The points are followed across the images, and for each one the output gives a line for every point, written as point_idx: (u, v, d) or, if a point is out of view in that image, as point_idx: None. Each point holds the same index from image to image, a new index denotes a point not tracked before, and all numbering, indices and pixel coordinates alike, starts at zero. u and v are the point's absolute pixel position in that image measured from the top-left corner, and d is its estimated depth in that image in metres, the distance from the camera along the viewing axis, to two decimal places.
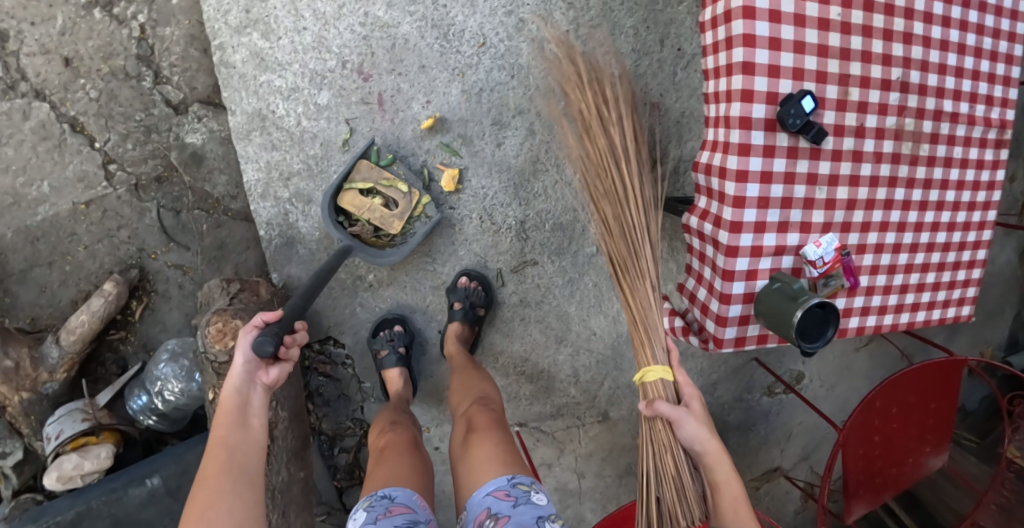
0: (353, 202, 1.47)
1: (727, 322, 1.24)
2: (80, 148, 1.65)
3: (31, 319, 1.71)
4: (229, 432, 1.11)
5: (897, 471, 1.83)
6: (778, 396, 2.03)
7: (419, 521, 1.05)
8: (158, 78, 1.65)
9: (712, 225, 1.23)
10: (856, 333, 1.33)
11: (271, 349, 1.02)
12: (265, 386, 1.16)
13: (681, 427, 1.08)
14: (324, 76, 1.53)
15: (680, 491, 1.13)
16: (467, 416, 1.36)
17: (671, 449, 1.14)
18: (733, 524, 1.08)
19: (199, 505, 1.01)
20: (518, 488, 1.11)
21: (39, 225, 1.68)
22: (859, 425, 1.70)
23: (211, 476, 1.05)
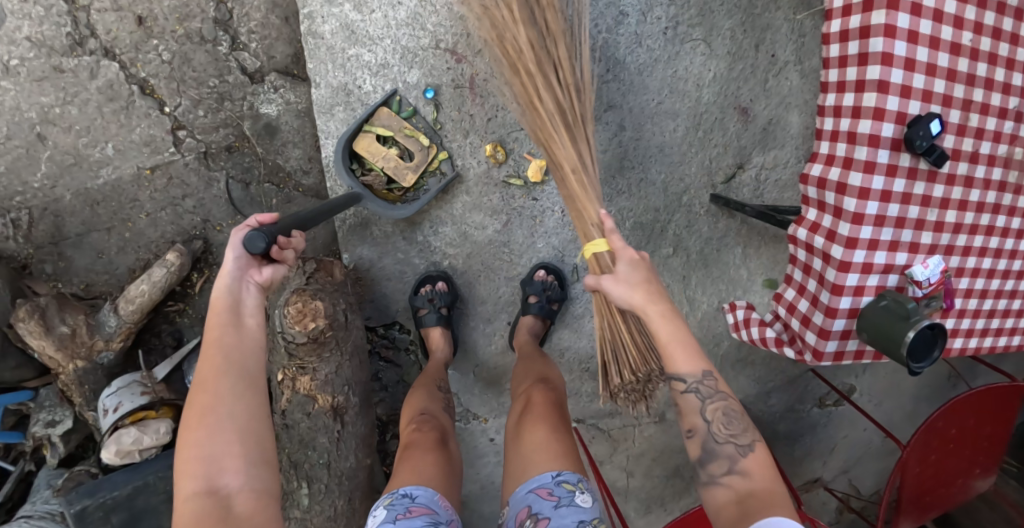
0: (367, 149, 1.45)
1: (830, 334, 1.23)
2: (149, 112, 1.59)
3: (84, 285, 1.66)
4: (223, 332, 0.97)
5: (945, 491, 1.84)
6: (829, 407, 2.03)
7: (442, 523, 1.00)
8: (234, 44, 1.58)
9: (823, 237, 1.22)
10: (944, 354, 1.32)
11: (263, 246, 0.93)
12: (259, 286, 1.02)
13: (606, 291, 1.09)
14: (416, 54, 1.48)
15: (619, 341, 1.22)
16: (529, 394, 1.32)
17: (612, 316, 1.23)
18: (674, 365, 1.02)
19: (196, 409, 0.91)
20: (562, 487, 1.07)
21: (100, 188, 1.62)
22: (919, 446, 1.70)
23: (206, 386, 0.92)
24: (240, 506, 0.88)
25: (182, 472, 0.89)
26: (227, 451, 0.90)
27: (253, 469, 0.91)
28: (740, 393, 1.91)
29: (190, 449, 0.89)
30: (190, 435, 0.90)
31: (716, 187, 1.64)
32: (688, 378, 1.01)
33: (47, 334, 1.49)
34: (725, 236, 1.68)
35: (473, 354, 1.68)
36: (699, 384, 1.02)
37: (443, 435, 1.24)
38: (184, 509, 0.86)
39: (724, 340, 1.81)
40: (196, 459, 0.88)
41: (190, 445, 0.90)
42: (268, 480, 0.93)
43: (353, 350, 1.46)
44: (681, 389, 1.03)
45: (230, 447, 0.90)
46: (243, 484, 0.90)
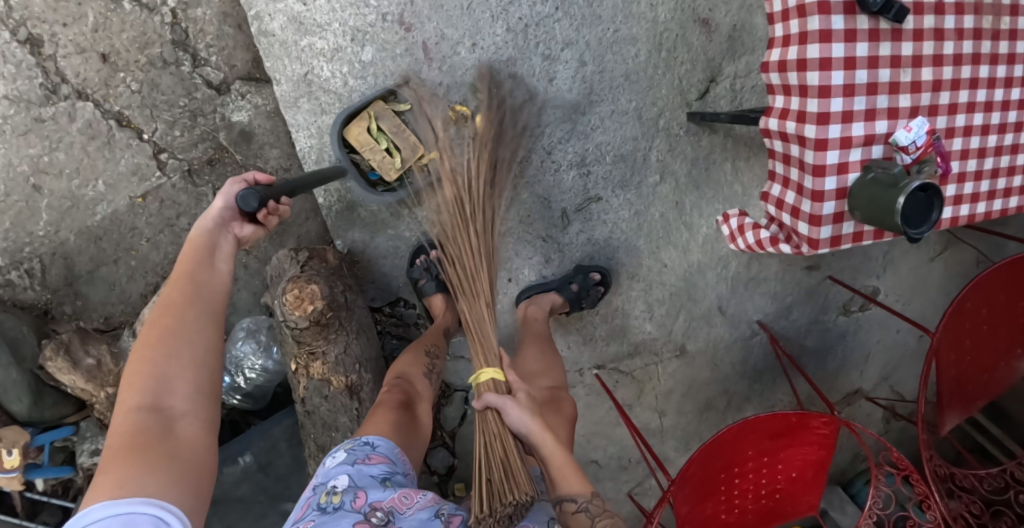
0: (359, 138, 1.50)
1: (821, 221, 1.17)
2: (129, 142, 1.64)
3: (104, 318, 1.73)
4: (196, 269, 1.14)
5: (987, 378, 1.78)
6: (854, 314, 1.98)
7: (396, 472, 1.17)
8: (196, 60, 1.62)
9: (797, 121, 1.15)
10: (950, 225, 1.27)
11: (253, 205, 1.11)
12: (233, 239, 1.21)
13: (508, 413, 1.13)
14: (366, 32, 1.50)
15: (506, 468, 1.14)
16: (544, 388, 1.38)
17: (499, 436, 1.18)
18: (565, 485, 1.08)
19: (159, 331, 1.04)
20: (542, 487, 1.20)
21: (100, 224, 1.67)
22: (948, 331, 1.64)
23: (169, 313, 1.06)
24: (178, 429, 0.99)
25: (132, 387, 1.00)
26: (180, 376, 1.03)
27: (199, 395, 1.04)
28: (759, 313, 1.88)
29: (143, 366, 1.01)
30: (145, 354, 1.02)
31: (691, 106, 1.62)
32: (580, 498, 1.07)
33: (75, 368, 1.57)
34: (711, 154, 1.66)
35: None
36: (589, 505, 1.07)
37: (412, 400, 1.39)
38: (126, 420, 0.97)
39: (731, 260, 1.77)
40: (148, 376, 1.00)
41: (145, 362, 1.01)
42: (210, 410, 1.05)
43: (358, 329, 1.51)
44: (573, 509, 1.06)
45: (183, 372, 1.03)
46: (186, 408, 1.02)
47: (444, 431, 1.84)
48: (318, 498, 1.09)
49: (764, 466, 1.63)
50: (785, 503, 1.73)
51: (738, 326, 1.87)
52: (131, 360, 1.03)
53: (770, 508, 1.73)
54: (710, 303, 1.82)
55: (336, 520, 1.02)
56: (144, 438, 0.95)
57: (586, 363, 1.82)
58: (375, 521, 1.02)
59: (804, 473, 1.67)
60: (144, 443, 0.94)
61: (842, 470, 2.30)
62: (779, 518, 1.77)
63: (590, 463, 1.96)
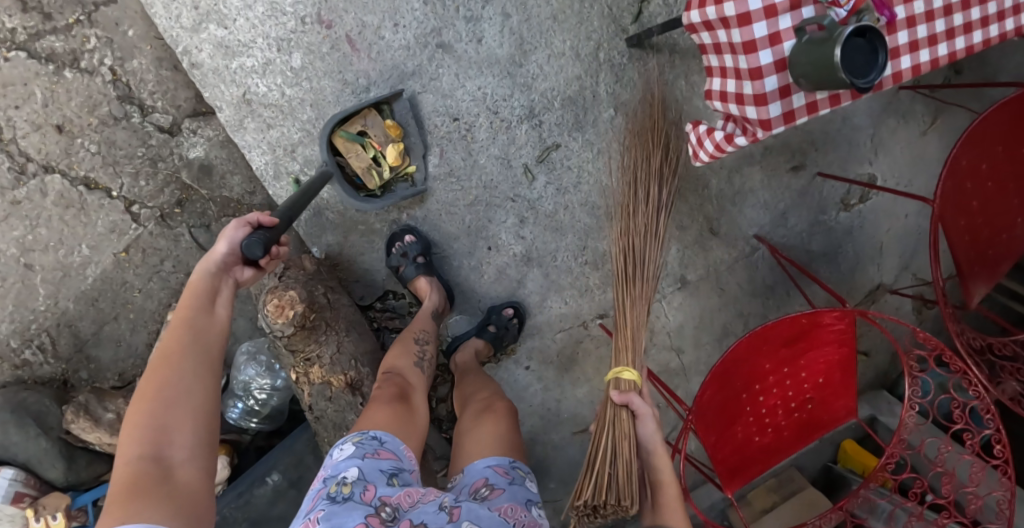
0: (343, 142, 1.48)
1: (766, 99, 1.08)
2: (102, 202, 1.68)
3: (118, 375, 1.78)
4: (195, 315, 1.13)
5: (1007, 238, 1.67)
6: (855, 208, 1.89)
7: (401, 469, 1.18)
8: (144, 110, 1.67)
9: (715, 4, 1.07)
10: (922, 73, 1.13)
11: (259, 253, 1.07)
12: (235, 283, 1.23)
13: (643, 423, 1.23)
14: (290, 40, 1.52)
15: (624, 469, 1.20)
16: (489, 400, 1.47)
17: (628, 439, 1.23)
18: (669, 517, 1.14)
19: (158, 380, 1.04)
20: (515, 472, 1.24)
21: (93, 286, 1.73)
22: (951, 194, 1.52)
23: (170, 359, 1.07)
24: (179, 476, 0.98)
25: (130, 438, 0.99)
26: (179, 424, 1.02)
27: (200, 443, 1.03)
28: (755, 226, 1.81)
29: (141, 417, 1.01)
30: (144, 405, 1.02)
31: (627, 32, 1.58)
32: None
33: (97, 425, 1.62)
34: (661, 74, 1.61)
35: (470, 293, 1.72)
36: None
37: (404, 391, 1.38)
38: (125, 471, 0.96)
39: (710, 178, 1.73)
40: (147, 426, 1.00)
41: (143, 413, 1.01)
42: (210, 457, 1.04)
43: (348, 326, 1.53)
44: None
45: (183, 420, 1.03)
46: (186, 456, 1.01)
47: None
48: (327, 490, 1.09)
49: (787, 378, 1.57)
50: (821, 412, 1.67)
51: (735, 244, 1.82)
52: (130, 412, 1.03)
53: (808, 420, 1.66)
54: (699, 227, 1.77)
55: (348, 511, 1.03)
56: (143, 486, 0.94)
57: (588, 315, 1.79)
58: (385, 516, 1.04)
59: (832, 375, 1.61)
60: (144, 493, 0.92)
61: (886, 372, 2.21)
62: (820, 429, 1.70)
63: None
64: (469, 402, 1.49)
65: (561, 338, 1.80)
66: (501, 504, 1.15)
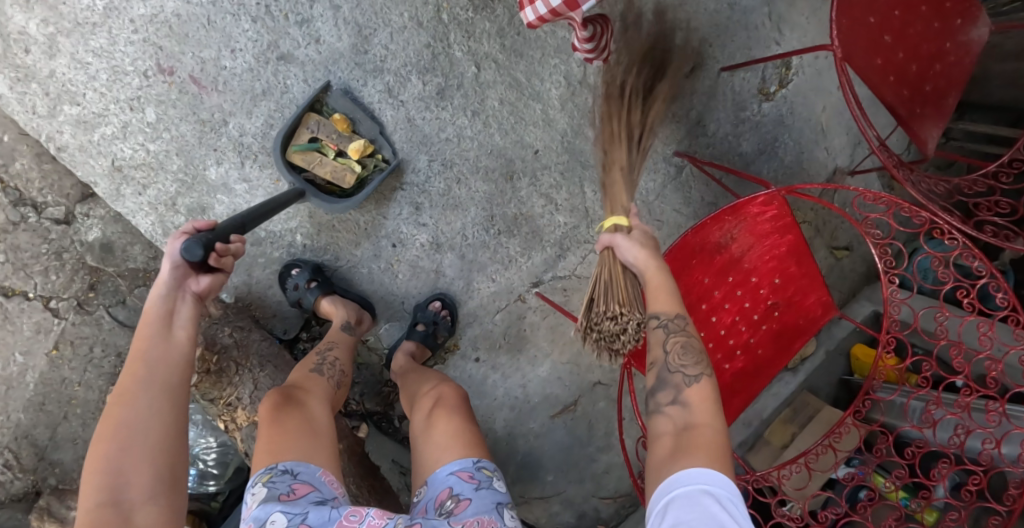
0: (300, 156, 1.44)
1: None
2: (22, 306, 1.69)
3: (84, 471, 1.76)
4: (153, 344, 1.07)
5: (943, 68, 1.50)
6: (778, 94, 1.75)
7: (328, 499, 1.01)
8: (38, 208, 1.67)
9: None
10: None
11: (201, 251, 1.02)
12: (196, 297, 1.13)
13: (616, 244, 1.10)
14: (140, 97, 1.52)
15: (608, 283, 1.14)
16: (437, 392, 1.32)
17: (614, 270, 1.14)
18: (653, 303, 1.03)
19: (111, 422, 0.97)
20: (482, 474, 1.09)
21: (37, 391, 1.72)
22: (852, 37, 1.36)
23: (127, 392, 1.01)
24: (141, 519, 0.92)
25: (88, 488, 0.93)
26: (138, 463, 0.96)
27: (163, 485, 0.96)
28: (672, 144, 1.69)
29: (98, 464, 0.94)
30: (102, 448, 0.95)
31: None
32: (665, 316, 1.03)
33: (64, 525, 1.60)
34: (514, 17, 1.52)
35: (391, 297, 1.64)
36: (671, 322, 1.02)
37: (307, 402, 1.20)
38: (83, 519, 0.90)
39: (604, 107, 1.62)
40: (104, 469, 0.93)
41: (101, 456, 0.95)
42: (175, 497, 0.97)
43: (262, 360, 1.46)
44: (654, 325, 1.03)
45: (142, 461, 0.96)
46: (149, 494, 0.95)
47: None
48: None
49: (735, 289, 1.41)
50: (793, 315, 1.47)
51: (656, 169, 1.70)
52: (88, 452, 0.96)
53: (781, 329, 1.46)
54: None
55: None
56: None
57: (522, 286, 1.67)
58: None
59: (787, 271, 1.43)
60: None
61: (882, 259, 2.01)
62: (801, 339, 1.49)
63: (595, 386, 1.78)
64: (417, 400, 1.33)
65: (502, 319, 1.69)
66: (464, 517, 0.99)
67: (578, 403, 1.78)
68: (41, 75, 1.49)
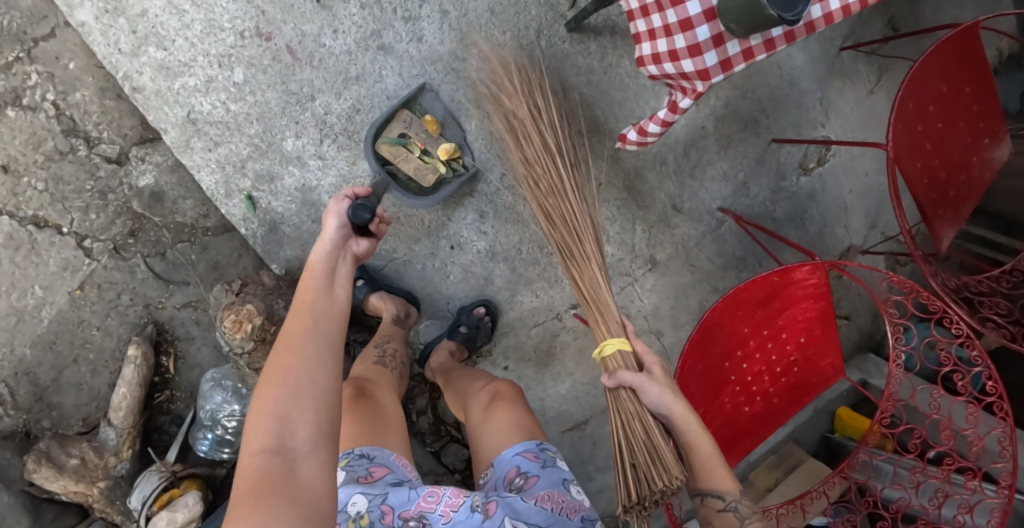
0: (389, 148, 1.48)
1: (692, 23, 1.08)
2: (53, 240, 1.63)
3: (83, 419, 1.69)
4: (319, 291, 0.99)
5: (966, 177, 1.70)
6: (814, 171, 1.91)
7: (405, 481, 1.06)
8: (90, 141, 1.62)
9: None
10: (839, 16, 1.11)
11: (367, 215, 1.11)
12: (356, 258, 1.11)
13: (645, 392, 1.09)
14: (231, 55, 1.51)
15: (649, 448, 1.11)
16: (492, 387, 1.38)
17: (637, 415, 1.14)
18: (710, 483, 1.06)
19: (279, 365, 0.87)
20: (546, 454, 1.16)
21: (50, 329, 1.66)
22: (903, 140, 1.53)
23: (292, 335, 0.91)
24: (305, 473, 0.79)
25: (257, 426, 0.82)
26: (303, 414, 0.84)
27: (324, 443, 0.84)
28: (718, 199, 1.82)
29: (266, 406, 0.83)
30: (266, 395, 0.84)
31: (566, 16, 1.59)
32: (727, 495, 1.06)
33: (62, 472, 1.54)
34: (605, 57, 1.63)
35: (438, 296, 1.69)
36: (736, 503, 1.06)
37: (378, 392, 1.24)
38: (253, 464, 0.79)
39: (665, 154, 1.74)
40: (274, 415, 0.82)
41: (269, 401, 0.83)
42: (334, 461, 0.84)
43: None
44: (718, 505, 1.06)
45: (305, 411, 0.84)
46: (311, 451, 0.82)
47: (448, 424, 1.81)
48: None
49: (768, 341, 1.53)
50: (807, 373, 1.62)
51: (700, 219, 1.82)
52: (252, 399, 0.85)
53: (796, 383, 1.62)
54: (662, 205, 1.77)
55: None
56: (270, 485, 0.76)
57: (561, 306, 1.75)
58: None
59: (813, 334, 1.57)
60: (268, 490, 0.75)
61: (871, 334, 2.20)
62: (810, 392, 1.66)
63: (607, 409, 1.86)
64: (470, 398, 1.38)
65: (536, 334, 1.76)
66: (535, 492, 1.07)
67: (589, 423, 1.86)
68: (133, 13, 1.47)
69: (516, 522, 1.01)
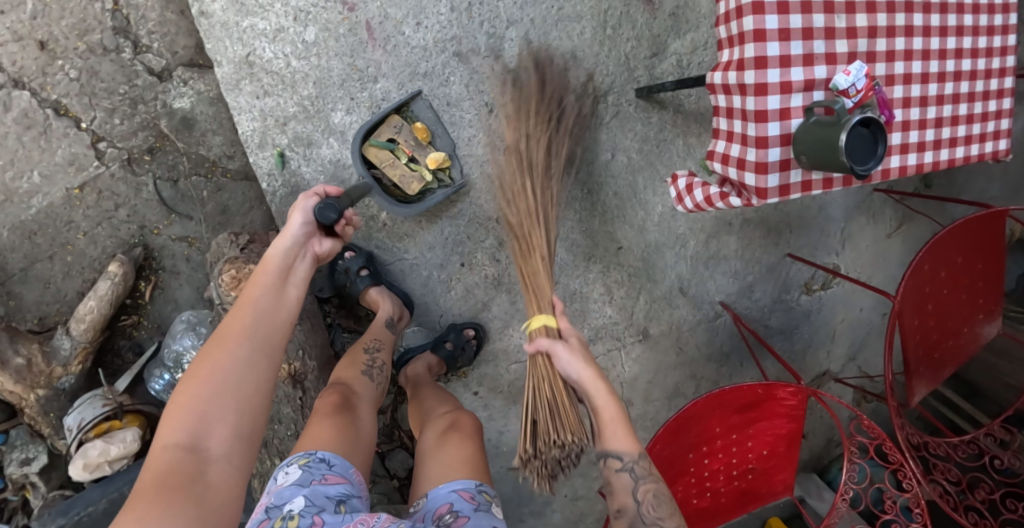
0: (375, 151, 1.47)
1: (768, 143, 1.11)
2: (67, 131, 1.56)
3: (38, 319, 1.63)
4: (268, 292, 1.06)
5: (954, 344, 1.68)
6: (817, 293, 1.97)
7: (355, 497, 0.99)
8: (137, 47, 1.57)
9: (739, 95, 1.14)
10: (883, 178, 1.21)
11: (333, 216, 1.13)
12: (313, 256, 1.17)
13: (556, 354, 1.09)
14: (309, 12, 1.48)
15: (554, 407, 1.13)
16: (454, 415, 1.30)
17: (549, 378, 1.16)
18: (614, 442, 1.00)
19: (209, 364, 0.96)
20: (482, 497, 1.05)
21: (34, 218, 1.59)
22: (910, 292, 1.51)
23: (228, 335, 1.00)
24: (213, 475, 0.90)
25: (175, 420, 0.92)
26: (224, 415, 0.94)
27: (238, 442, 0.94)
28: (722, 293, 1.85)
29: (189, 403, 0.93)
30: (189, 393, 0.93)
31: (639, 81, 1.62)
32: (625, 456, 1.00)
33: (3, 368, 1.46)
34: (662, 132, 1.66)
35: (433, 306, 1.68)
36: (635, 464, 1.01)
37: (352, 401, 1.20)
38: (162, 455, 0.89)
39: (687, 237, 1.76)
40: (194, 414, 0.92)
41: (190, 399, 0.93)
42: (248, 463, 0.95)
43: (301, 314, 1.46)
44: (618, 466, 1.01)
45: (226, 413, 0.94)
46: (226, 451, 0.93)
47: (402, 431, 1.79)
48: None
49: (733, 445, 1.55)
50: (760, 483, 1.65)
51: (701, 307, 1.84)
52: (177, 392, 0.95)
53: (746, 490, 1.64)
54: (670, 285, 1.80)
55: None
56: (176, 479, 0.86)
57: None
58: None
59: (776, 450, 1.60)
60: (175, 486, 0.85)
61: (819, 456, 2.26)
62: (755, 501, 1.69)
63: None
64: (427, 422, 1.31)
65: (515, 370, 1.76)
66: None
67: None
68: None
69: None
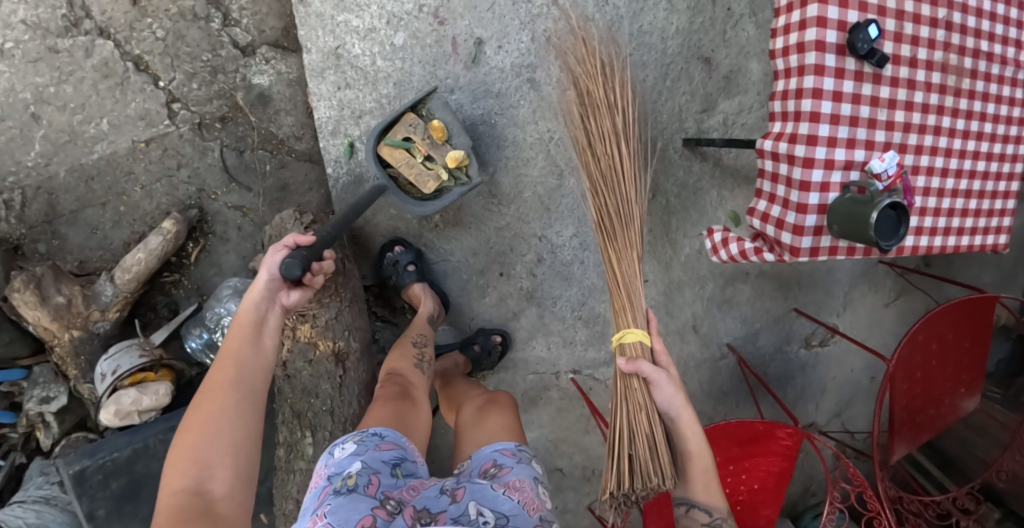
0: (389, 150, 1.49)
1: (807, 209, 1.25)
2: (144, 87, 1.61)
3: (79, 263, 1.66)
4: (244, 346, 1.15)
5: (935, 412, 1.85)
6: (814, 348, 2.13)
7: (408, 461, 1.07)
8: (226, 20, 1.62)
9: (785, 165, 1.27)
10: (898, 252, 1.36)
11: (297, 272, 1.11)
12: (282, 307, 1.24)
13: (659, 384, 1.13)
14: (401, 18, 1.58)
15: (651, 444, 1.16)
16: (489, 396, 1.40)
17: (644, 408, 1.17)
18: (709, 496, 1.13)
19: (201, 417, 1.04)
20: (523, 454, 1.14)
21: (95, 163, 1.63)
22: (903, 360, 1.68)
23: (211, 392, 1.08)
24: (220, 507, 0.95)
25: (176, 468, 0.98)
26: (219, 458, 1.01)
27: (239, 480, 1.01)
28: (729, 336, 1.99)
29: (188, 452, 1.00)
30: (183, 445, 1.00)
31: (687, 132, 1.76)
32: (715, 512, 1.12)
33: (42, 304, 1.48)
34: (699, 182, 1.81)
35: (465, 309, 1.79)
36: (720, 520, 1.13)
37: (409, 390, 1.29)
38: (169, 501, 0.94)
39: (706, 280, 1.90)
40: (193, 459, 0.99)
41: (185, 450, 1.00)
42: (248, 498, 1.01)
43: (352, 298, 1.55)
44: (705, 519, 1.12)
45: (223, 455, 1.01)
46: (227, 489, 0.99)
47: None
48: (332, 487, 0.97)
49: (728, 477, 1.68)
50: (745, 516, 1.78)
51: (708, 346, 1.98)
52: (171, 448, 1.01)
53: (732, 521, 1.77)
54: (684, 321, 1.93)
55: (353, 502, 0.92)
56: (187, 513, 0.91)
57: (563, 366, 1.85)
58: (390, 509, 0.94)
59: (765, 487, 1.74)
60: (189, 518, 0.91)
61: (790, 503, 2.41)
62: None
63: (554, 471, 1.94)
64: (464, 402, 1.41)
65: (531, 379, 1.86)
66: (507, 479, 1.04)
67: None
68: None
69: (482, 508, 0.96)
